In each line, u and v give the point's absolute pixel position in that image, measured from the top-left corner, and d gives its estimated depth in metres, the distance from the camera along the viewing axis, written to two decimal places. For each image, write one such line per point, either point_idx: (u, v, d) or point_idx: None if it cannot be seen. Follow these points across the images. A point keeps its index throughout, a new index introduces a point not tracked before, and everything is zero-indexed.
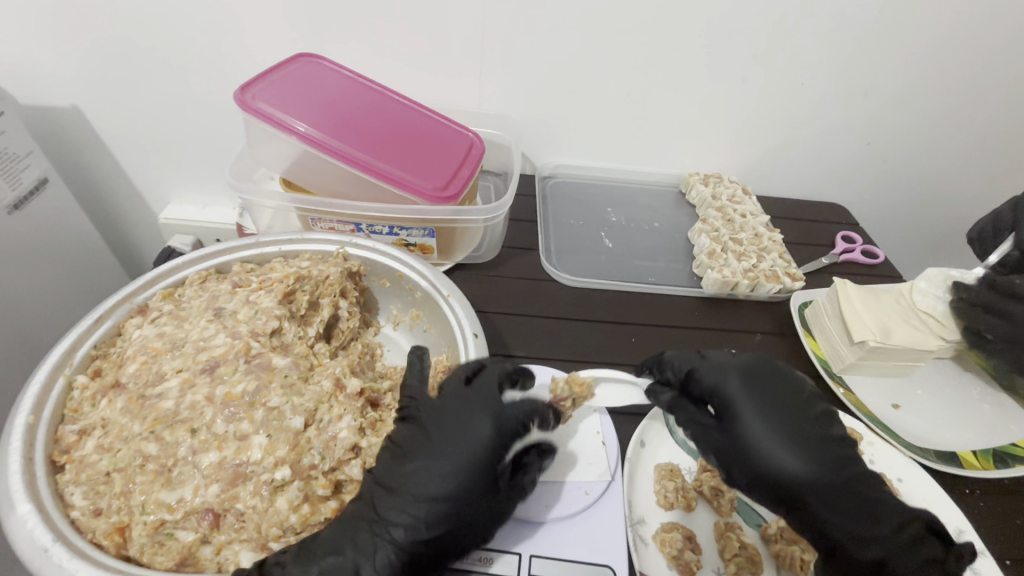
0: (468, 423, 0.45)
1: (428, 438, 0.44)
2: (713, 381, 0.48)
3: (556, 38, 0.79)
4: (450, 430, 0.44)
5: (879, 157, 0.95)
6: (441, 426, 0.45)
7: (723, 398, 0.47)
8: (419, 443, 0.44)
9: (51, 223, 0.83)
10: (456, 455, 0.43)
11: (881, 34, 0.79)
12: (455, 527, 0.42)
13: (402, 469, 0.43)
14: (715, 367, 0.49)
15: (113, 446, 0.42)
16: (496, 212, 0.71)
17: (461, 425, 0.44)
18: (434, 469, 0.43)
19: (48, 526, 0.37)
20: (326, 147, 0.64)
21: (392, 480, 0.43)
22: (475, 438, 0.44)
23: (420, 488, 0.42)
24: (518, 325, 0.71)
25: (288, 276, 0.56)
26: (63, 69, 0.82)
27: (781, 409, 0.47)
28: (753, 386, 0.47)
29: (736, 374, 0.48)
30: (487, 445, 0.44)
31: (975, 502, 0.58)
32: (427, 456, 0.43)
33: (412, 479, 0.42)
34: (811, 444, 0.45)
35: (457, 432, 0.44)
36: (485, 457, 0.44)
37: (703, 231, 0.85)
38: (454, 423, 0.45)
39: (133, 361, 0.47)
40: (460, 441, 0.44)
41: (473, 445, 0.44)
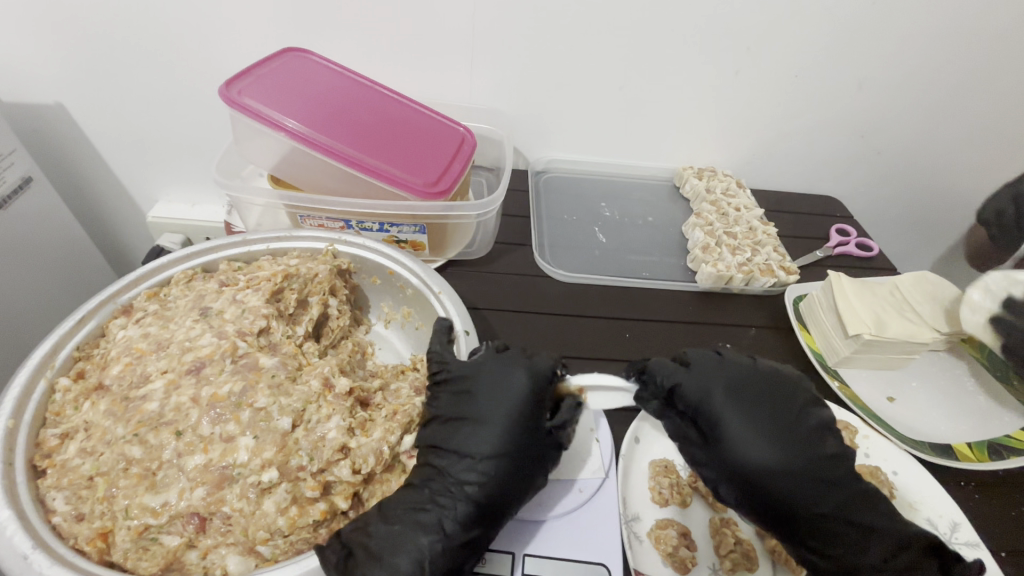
0: (509, 378, 0.46)
1: (472, 397, 0.46)
2: (697, 394, 0.47)
3: (547, 30, 0.78)
4: (490, 388, 0.46)
5: (873, 149, 0.94)
6: (482, 384, 0.46)
7: (708, 412, 0.46)
8: (466, 405, 0.45)
9: (37, 222, 0.82)
10: (502, 407, 0.45)
11: (874, 25, 0.78)
12: (520, 477, 0.44)
13: (458, 431, 0.44)
14: (698, 379, 0.48)
15: (96, 449, 0.41)
16: (488, 207, 0.70)
17: (501, 379, 0.46)
18: (486, 425, 0.44)
19: (28, 533, 0.36)
20: (314, 143, 0.63)
21: (450, 444, 0.44)
22: (515, 389, 0.45)
23: (479, 445, 0.43)
24: (511, 322, 0.70)
25: (276, 274, 0.55)
26: (44, 66, 0.80)
27: (769, 428, 0.45)
28: (737, 398, 0.46)
29: (719, 387, 0.47)
30: (528, 395, 0.45)
31: (970, 494, 0.58)
32: (477, 416, 0.45)
33: (470, 438, 0.44)
34: (799, 463, 0.44)
35: (501, 388, 0.45)
36: (529, 405, 0.45)
37: (696, 225, 0.84)
38: (492, 379, 0.46)
39: (117, 362, 0.46)
40: (503, 395, 0.45)
41: (517, 396, 0.45)
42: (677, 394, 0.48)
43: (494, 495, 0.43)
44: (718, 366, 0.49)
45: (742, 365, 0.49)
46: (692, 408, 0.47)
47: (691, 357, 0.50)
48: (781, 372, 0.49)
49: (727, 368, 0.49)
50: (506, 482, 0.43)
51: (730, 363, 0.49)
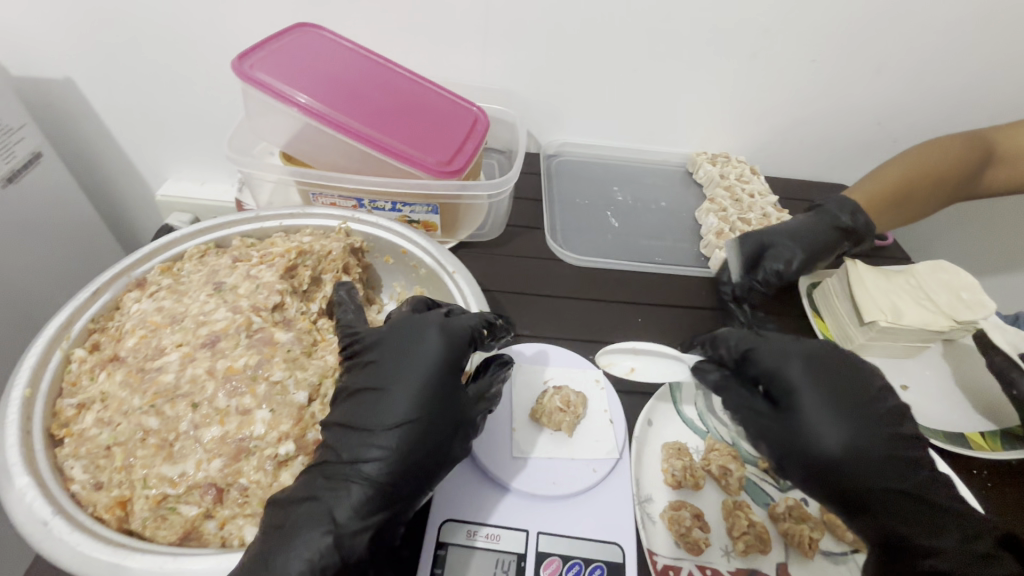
0: (418, 346, 0.44)
1: (379, 370, 0.43)
2: (772, 363, 0.50)
3: (562, 10, 0.76)
4: (393, 356, 0.43)
5: (889, 137, 0.93)
6: (388, 356, 0.43)
7: (782, 378, 0.49)
8: (370, 377, 0.43)
9: (47, 198, 0.81)
10: (406, 382, 0.42)
11: (898, 8, 0.76)
12: (425, 457, 0.40)
13: (361, 404, 0.42)
14: (774, 350, 0.50)
15: (113, 420, 0.41)
16: (501, 187, 0.69)
17: (407, 353, 0.43)
18: (387, 399, 0.41)
19: (47, 499, 0.36)
20: (326, 119, 0.62)
21: (351, 419, 0.41)
22: (425, 360, 0.43)
23: (379, 421, 0.41)
24: (524, 304, 0.70)
25: (290, 250, 0.55)
26: (53, 41, 0.79)
27: (841, 397, 0.47)
28: (815, 369, 0.49)
29: (797, 357, 0.49)
30: (434, 361, 0.43)
31: (983, 482, 0.57)
32: (381, 388, 0.42)
33: (374, 412, 0.41)
34: (871, 433, 0.46)
35: (409, 356, 0.43)
36: (435, 380, 0.42)
37: (710, 211, 0.84)
38: (398, 351, 0.44)
39: (132, 334, 0.46)
40: (412, 364, 0.43)
41: (423, 369, 0.43)
42: (751, 362, 0.51)
43: (396, 479, 0.39)
44: (796, 342, 0.51)
45: (819, 343, 0.51)
46: (765, 376, 0.50)
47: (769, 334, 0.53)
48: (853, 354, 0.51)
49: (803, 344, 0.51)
50: (406, 465, 0.40)
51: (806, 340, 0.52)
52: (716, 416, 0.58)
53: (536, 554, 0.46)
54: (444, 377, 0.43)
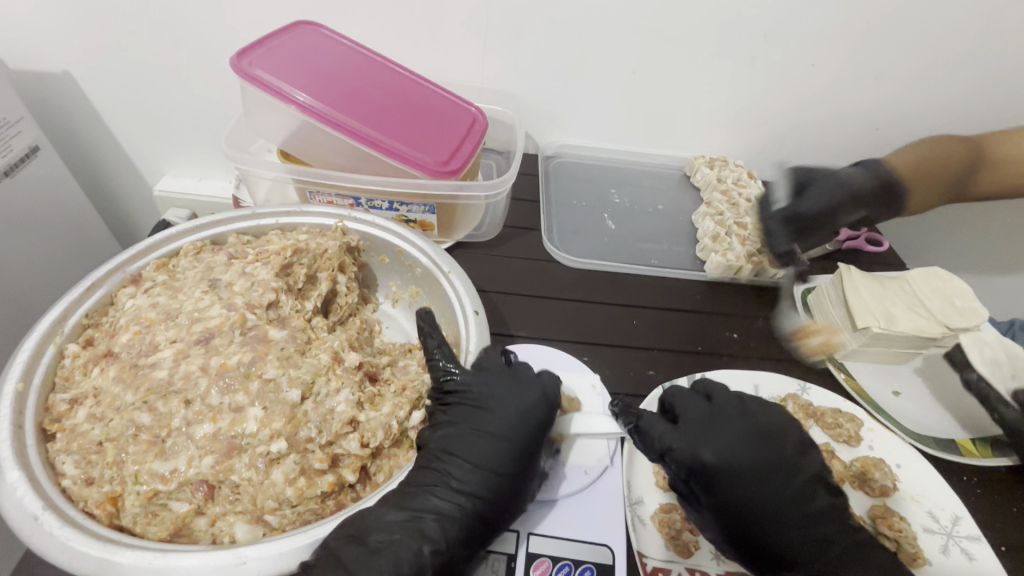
0: (522, 398, 0.47)
1: (481, 413, 0.46)
2: (691, 452, 0.47)
3: (562, 13, 0.77)
4: (498, 402, 0.47)
5: (886, 144, 0.94)
6: (492, 401, 0.47)
7: (708, 470, 0.46)
8: (474, 418, 0.46)
9: (44, 192, 0.81)
10: (508, 430, 0.46)
11: (893, 17, 0.77)
12: (518, 499, 0.44)
13: (462, 442, 0.45)
14: (689, 437, 0.48)
15: (105, 416, 0.41)
16: (497, 188, 0.69)
17: (509, 401, 0.47)
18: (491, 443, 0.45)
19: (38, 494, 0.36)
20: (324, 117, 0.63)
21: (455, 457, 0.44)
22: (528, 411, 0.46)
23: (482, 461, 0.44)
24: (518, 305, 0.70)
25: (285, 248, 0.55)
26: (51, 34, 0.79)
27: (758, 481, 0.46)
28: (733, 455, 0.47)
29: (716, 444, 0.47)
30: (536, 414, 0.47)
31: (972, 489, 0.58)
32: (483, 431, 0.46)
33: (478, 454, 0.45)
34: (782, 513, 0.46)
35: (513, 406, 0.47)
36: (537, 432, 0.46)
37: (707, 214, 0.84)
38: (503, 399, 0.47)
39: (126, 330, 0.46)
40: (513, 411, 0.46)
41: (524, 418, 0.46)
42: (671, 457, 0.48)
43: (490, 517, 0.43)
44: (710, 419, 0.49)
45: (730, 412, 0.50)
46: (689, 465, 0.47)
47: (681, 409, 0.51)
48: (771, 420, 0.50)
49: (717, 419, 0.50)
50: (501, 506, 0.43)
51: (721, 413, 0.50)
52: None
53: (527, 554, 0.46)
54: (543, 427, 0.47)
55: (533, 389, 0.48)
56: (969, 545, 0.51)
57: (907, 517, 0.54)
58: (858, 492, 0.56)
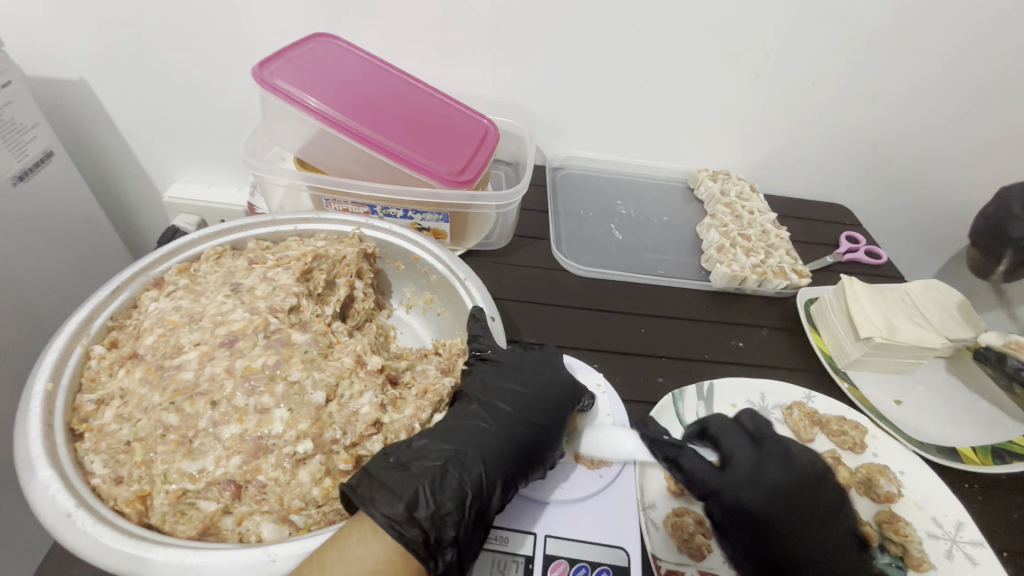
0: (553, 372, 0.53)
1: (518, 374, 0.51)
2: (735, 495, 0.48)
3: (571, 29, 0.79)
4: (534, 368, 0.52)
5: (883, 160, 0.96)
6: (528, 369, 0.52)
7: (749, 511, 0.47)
8: (511, 376, 0.51)
9: (58, 196, 0.82)
10: (542, 392, 0.50)
11: (886, 39, 0.80)
12: (549, 449, 0.48)
13: (500, 392, 0.49)
14: (734, 482, 0.48)
15: (133, 416, 0.42)
16: (509, 198, 0.71)
17: (541, 371, 0.52)
18: (526, 397, 0.49)
19: (69, 492, 0.37)
20: (341, 126, 0.64)
21: (492, 404, 0.48)
22: (559, 379, 0.52)
23: (518, 409, 0.48)
24: (530, 313, 0.71)
25: (305, 254, 0.56)
26: (70, 44, 0.81)
27: (803, 532, 0.47)
28: (759, 497, 0.48)
29: (751, 481, 0.48)
30: (565, 385, 0.52)
31: (973, 495, 0.59)
32: (519, 385, 0.50)
33: (514, 405, 0.49)
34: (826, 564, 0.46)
35: (545, 373, 0.52)
36: (567, 396, 0.51)
37: (712, 226, 0.86)
38: (536, 367, 0.52)
39: (150, 333, 0.47)
40: (546, 378, 0.52)
41: (555, 382, 0.51)
42: (716, 498, 0.48)
43: (522, 458, 0.46)
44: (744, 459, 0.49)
45: (770, 456, 0.50)
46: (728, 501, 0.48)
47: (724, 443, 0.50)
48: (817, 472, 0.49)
49: (762, 464, 0.49)
50: (533, 448, 0.47)
51: (757, 456, 0.49)
52: None
53: (545, 556, 0.47)
54: (572, 396, 0.52)
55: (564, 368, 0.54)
56: (973, 551, 0.53)
57: (911, 523, 0.55)
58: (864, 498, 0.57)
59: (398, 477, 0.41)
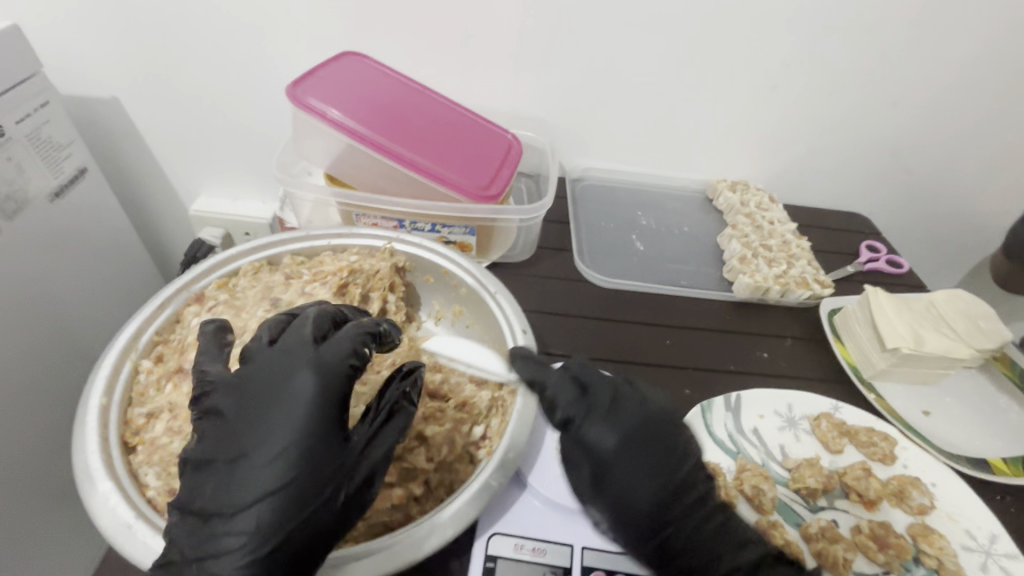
0: (281, 380, 0.39)
1: (242, 399, 0.39)
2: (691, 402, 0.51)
3: (592, 43, 0.81)
4: (267, 389, 0.39)
5: (902, 169, 0.96)
6: (237, 401, 0.39)
7: (603, 457, 0.47)
8: (243, 398, 0.39)
9: (90, 209, 0.85)
10: (266, 409, 0.38)
11: (903, 49, 0.81)
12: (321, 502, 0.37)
13: (240, 427, 0.38)
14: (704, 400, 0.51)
15: (185, 429, 0.44)
16: (535, 212, 0.72)
17: (286, 373, 0.39)
18: (272, 421, 0.38)
19: (129, 503, 0.38)
20: (371, 143, 0.66)
21: (235, 462, 0.37)
22: (289, 400, 0.38)
23: (256, 441, 0.37)
24: (555, 325, 0.72)
25: (341, 269, 0.57)
26: (104, 63, 0.83)
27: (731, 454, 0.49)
28: (632, 452, 0.47)
29: (613, 436, 0.47)
30: (308, 401, 0.38)
31: (1005, 506, 0.59)
32: (263, 395, 0.39)
33: (230, 436, 0.38)
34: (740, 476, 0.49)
35: (265, 397, 0.39)
36: (320, 397, 0.39)
37: (733, 236, 0.86)
38: (269, 375, 0.40)
39: (196, 347, 0.49)
40: (285, 404, 0.38)
41: (270, 389, 0.39)
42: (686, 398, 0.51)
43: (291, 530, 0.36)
44: (604, 412, 0.48)
45: (608, 407, 0.48)
46: (590, 447, 0.47)
47: (592, 384, 0.49)
48: None
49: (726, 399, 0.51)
50: (310, 476, 0.37)
51: (614, 409, 0.48)
52: (746, 439, 0.61)
53: (582, 568, 0.47)
54: (323, 383, 0.39)
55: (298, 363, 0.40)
56: (1009, 563, 0.52)
57: (945, 535, 0.55)
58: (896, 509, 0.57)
59: (178, 559, 0.36)
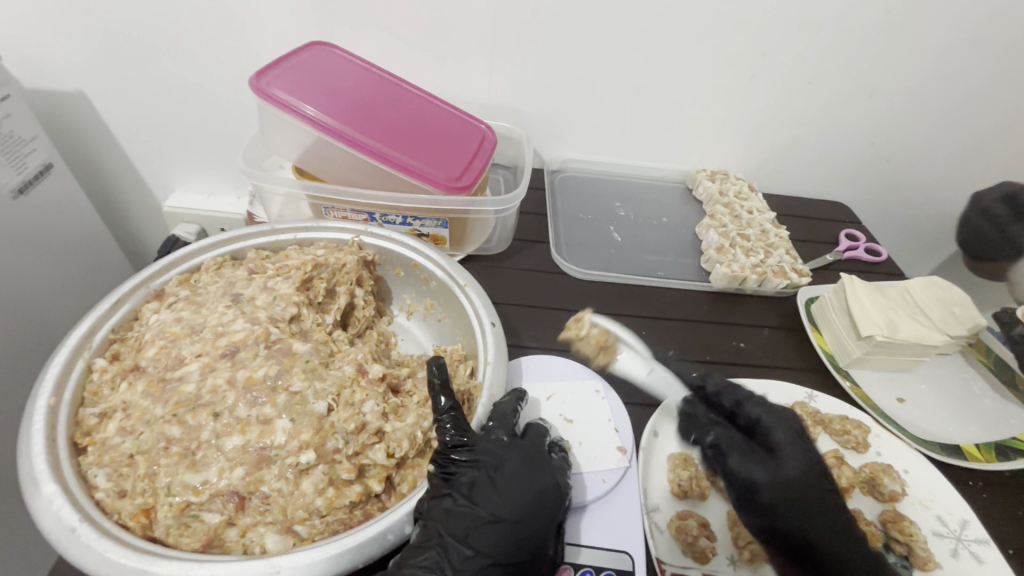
0: (533, 475, 0.45)
1: (489, 478, 0.44)
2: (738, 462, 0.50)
3: (568, 32, 0.79)
4: (512, 476, 0.45)
5: (882, 157, 0.96)
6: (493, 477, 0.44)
7: (768, 496, 0.48)
8: (487, 477, 0.44)
9: (57, 206, 0.82)
10: (533, 489, 0.44)
11: (882, 36, 0.80)
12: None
13: (494, 496, 0.43)
14: (744, 454, 0.50)
15: (135, 428, 0.42)
16: (508, 203, 0.71)
17: (529, 468, 0.46)
18: (513, 499, 0.43)
19: (74, 506, 0.37)
20: (338, 134, 0.64)
21: (468, 529, 0.41)
22: (534, 491, 0.44)
23: (514, 510, 0.43)
24: (530, 317, 0.71)
25: (305, 263, 0.56)
26: (68, 55, 0.81)
27: (800, 497, 0.47)
28: (804, 505, 0.47)
29: (759, 470, 0.49)
30: (548, 496, 0.44)
31: (978, 493, 0.59)
32: (509, 480, 0.44)
33: (480, 501, 0.43)
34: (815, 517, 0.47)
35: (522, 482, 0.44)
36: (560, 497, 0.45)
37: (710, 227, 0.85)
38: (524, 461, 0.46)
39: (152, 344, 0.47)
40: (525, 490, 0.44)
41: (539, 479, 0.45)
42: (722, 458, 0.51)
43: None
44: (763, 459, 0.50)
45: (776, 455, 0.50)
46: (750, 489, 0.49)
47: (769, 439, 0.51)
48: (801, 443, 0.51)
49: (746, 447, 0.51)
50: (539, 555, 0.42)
51: (777, 458, 0.50)
52: None
53: None
54: (564, 486, 0.46)
55: (527, 457, 0.46)
56: (977, 549, 0.53)
57: (916, 521, 0.55)
58: (867, 497, 0.57)
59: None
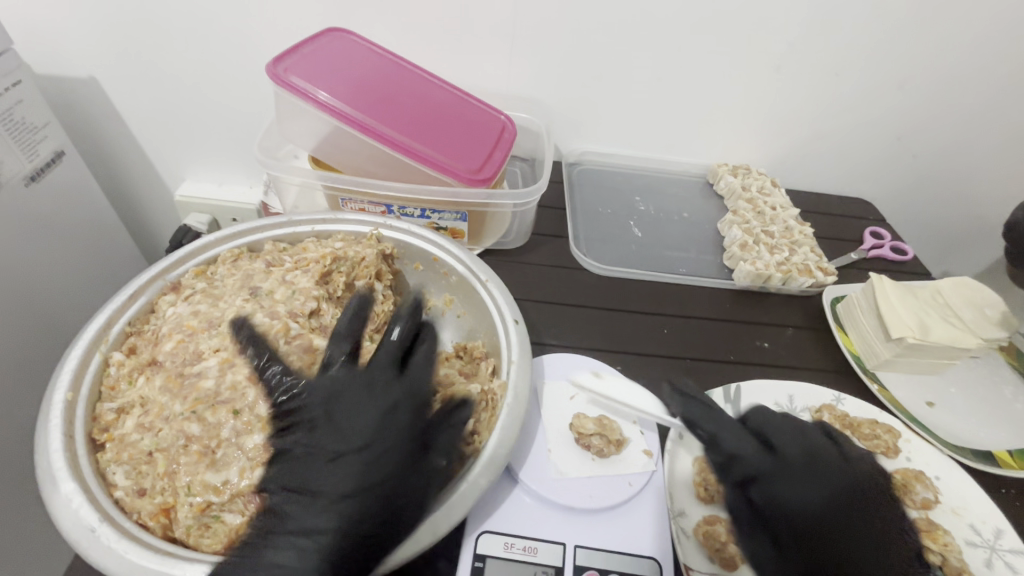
0: (368, 401, 0.44)
1: (325, 415, 0.44)
2: (772, 484, 0.49)
3: (592, 20, 0.77)
4: (347, 407, 0.44)
5: (911, 152, 0.93)
6: (332, 415, 0.44)
7: (794, 505, 0.48)
8: (324, 414, 0.44)
9: (68, 195, 0.81)
10: (370, 414, 0.44)
11: (918, 26, 0.77)
12: (402, 500, 0.41)
13: (333, 432, 0.43)
14: (784, 473, 0.50)
15: (154, 425, 0.42)
16: (528, 197, 0.69)
17: (363, 393, 0.45)
18: (354, 427, 0.43)
19: (93, 505, 0.37)
20: (355, 123, 0.63)
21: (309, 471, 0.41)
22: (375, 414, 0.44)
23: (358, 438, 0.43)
24: (550, 314, 0.69)
25: (324, 256, 0.55)
26: (80, 40, 0.79)
27: (838, 524, 0.48)
28: (838, 527, 0.48)
29: (804, 493, 0.49)
30: (385, 413, 0.44)
31: (1010, 500, 0.58)
32: (340, 411, 0.44)
33: (319, 443, 0.42)
34: (856, 540, 0.47)
35: (356, 410, 0.44)
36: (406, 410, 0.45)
37: (733, 223, 0.83)
38: (363, 388, 0.45)
39: (169, 339, 0.46)
40: (362, 417, 0.43)
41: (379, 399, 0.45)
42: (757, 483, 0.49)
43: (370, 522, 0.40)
44: (786, 470, 0.50)
45: (798, 464, 0.50)
46: (769, 499, 0.49)
47: (777, 441, 0.52)
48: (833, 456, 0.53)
49: (785, 468, 0.50)
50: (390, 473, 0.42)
51: (794, 463, 0.51)
52: None
53: (574, 567, 0.46)
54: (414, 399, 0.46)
55: (360, 386, 0.45)
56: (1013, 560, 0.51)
57: (949, 531, 0.53)
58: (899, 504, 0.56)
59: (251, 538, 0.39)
